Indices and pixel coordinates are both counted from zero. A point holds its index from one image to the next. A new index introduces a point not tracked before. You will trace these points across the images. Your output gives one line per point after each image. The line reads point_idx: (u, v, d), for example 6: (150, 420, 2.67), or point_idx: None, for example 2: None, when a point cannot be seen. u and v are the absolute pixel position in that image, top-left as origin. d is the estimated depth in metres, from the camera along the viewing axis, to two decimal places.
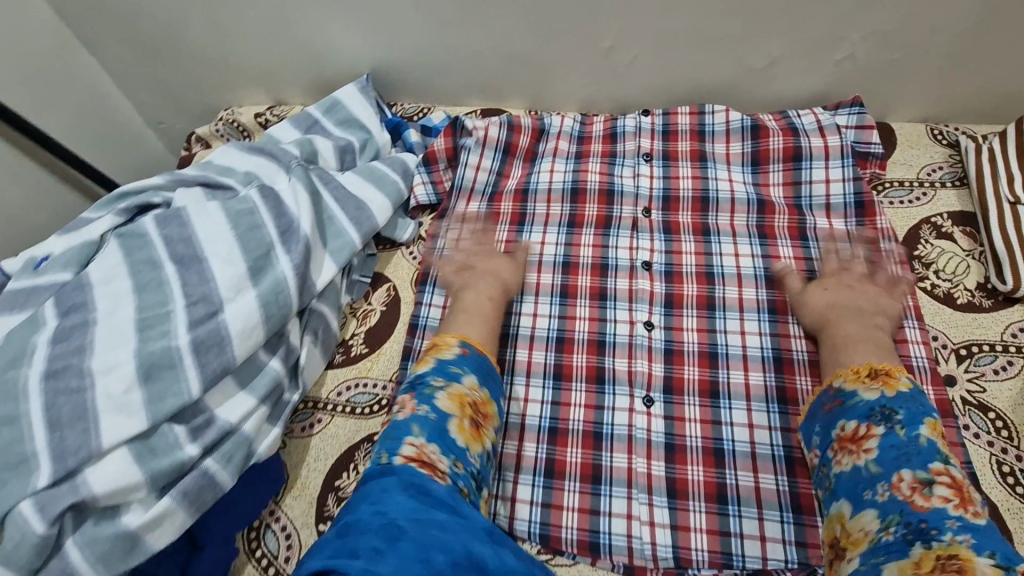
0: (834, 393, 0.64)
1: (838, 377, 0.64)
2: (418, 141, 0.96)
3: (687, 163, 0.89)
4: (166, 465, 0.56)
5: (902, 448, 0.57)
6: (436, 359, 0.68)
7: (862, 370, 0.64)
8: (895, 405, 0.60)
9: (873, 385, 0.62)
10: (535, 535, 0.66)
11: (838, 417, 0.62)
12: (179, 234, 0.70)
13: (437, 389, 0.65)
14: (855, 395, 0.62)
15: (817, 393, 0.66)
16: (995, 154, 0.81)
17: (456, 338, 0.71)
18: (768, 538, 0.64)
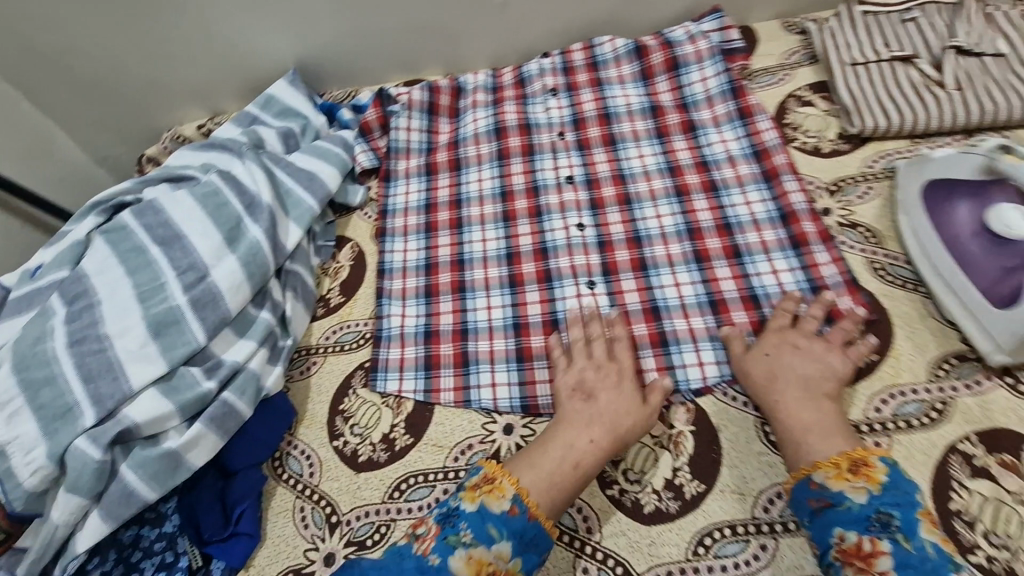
0: (818, 490, 0.61)
1: (818, 472, 0.62)
2: (351, 118, 1.06)
3: (588, 89, 1.02)
4: (191, 398, 0.67)
5: (920, 568, 0.54)
6: (481, 504, 0.63)
7: (842, 464, 0.62)
8: (889, 506, 0.58)
9: (857, 483, 0.60)
10: (518, 407, 0.77)
11: (833, 523, 0.59)
12: (156, 222, 0.79)
13: (460, 543, 0.60)
14: (844, 497, 0.60)
15: (796, 482, 0.63)
16: (836, 31, 0.97)
17: (513, 486, 0.64)
18: (705, 364, 0.76)
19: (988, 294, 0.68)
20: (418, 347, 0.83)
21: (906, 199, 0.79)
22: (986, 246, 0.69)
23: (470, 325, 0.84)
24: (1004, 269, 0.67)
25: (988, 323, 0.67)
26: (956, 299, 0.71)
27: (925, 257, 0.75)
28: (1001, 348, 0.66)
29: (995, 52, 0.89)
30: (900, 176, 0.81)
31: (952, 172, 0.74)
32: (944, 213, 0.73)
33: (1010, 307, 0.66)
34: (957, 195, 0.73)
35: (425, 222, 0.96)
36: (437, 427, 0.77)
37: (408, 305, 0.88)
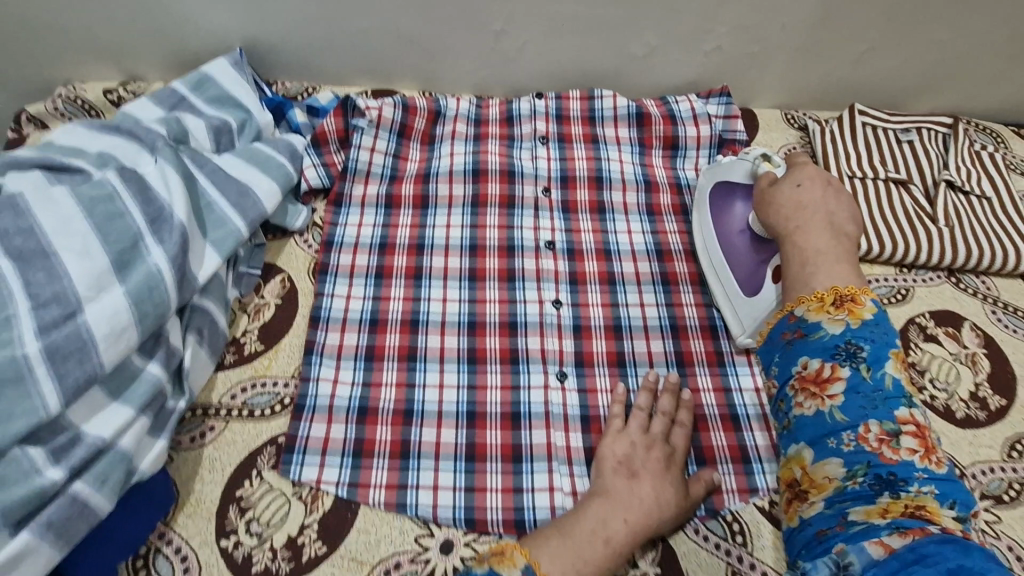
0: (795, 323, 0.65)
1: (800, 306, 0.65)
2: (304, 121, 0.90)
3: (581, 145, 0.92)
4: (22, 496, 0.49)
5: (869, 396, 0.58)
6: (490, 568, 0.56)
7: (827, 298, 0.64)
8: (860, 338, 0.61)
9: (838, 315, 0.62)
10: (462, 519, 0.64)
11: (800, 352, 0.63)
12: (14, 227, 0.59)
13: None
14: (819, 328, 0.63)
15: (780, 318, 0.67)
16: (835, 136, 0.94)
17: (524, 556, 0.57)
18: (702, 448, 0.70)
19: (740, 280, 0.76)
20: (348, 428, 0.69)
21: (700, 197, 0.85)
22: (748, 239, 0.77)
23: (415, 406, 0.71)
24: (755, 262, 0.75)
25: (738, 309, 0.76)
26: (720, 286, 0.78)
27: (703, 244, 0.82)
28: (745, 332, 0.74)
29: (981, 193, 0.89)
30: (698, 177, 0.88)
31: (732, 173, 0.82)
32: (722, 210, 0.81)
33: (754, 293, 0.74)
34: (734, 193, 0.81)
35: (376, 265, 0.81)
36: (359, 535, 0.63)
37: (342, 367, 0.73)
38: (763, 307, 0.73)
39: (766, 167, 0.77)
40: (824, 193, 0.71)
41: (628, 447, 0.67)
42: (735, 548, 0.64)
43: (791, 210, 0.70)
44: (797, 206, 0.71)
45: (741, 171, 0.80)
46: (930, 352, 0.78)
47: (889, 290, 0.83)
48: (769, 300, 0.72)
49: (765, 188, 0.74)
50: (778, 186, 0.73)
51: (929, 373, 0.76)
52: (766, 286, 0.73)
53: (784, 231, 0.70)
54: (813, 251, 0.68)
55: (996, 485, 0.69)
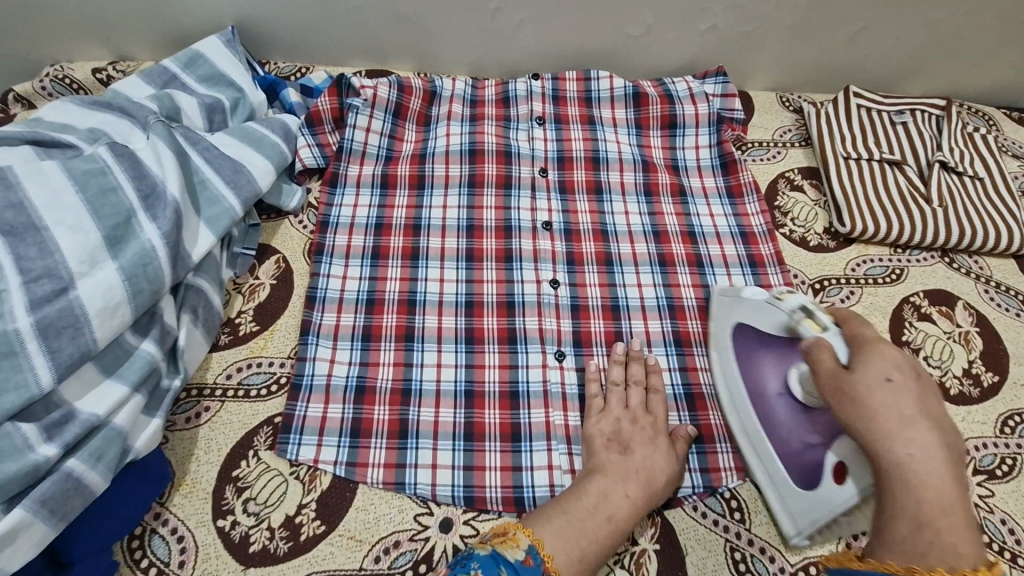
0: None
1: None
2: (298, 101, 0.89)
3: (578, 125, 0.92)
4: (17, 471, 0.49)
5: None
6: (494, 549, 0.55)
7: None
8: None
9: None
10: (461, 498, 0.64)
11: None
12: (4, 201, 0.58)
13: None
14: None
15: (871, 570, 0.46)
16: (831, 117, 0.94)
17: (527, 536, 0.57)
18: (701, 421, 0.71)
19: (788, 465, 0.63)
20: (346, 407, 0.68)
21: (719, 337, 0.73)
22: (791, 411, 0.64)
23: (413, 385, 0.70)
24: (804, 443, 0.63)
25: (789, 501, 0.63)
26: (760, 463, 0.66)
27: (735, 410, 0.69)
28: (800, 530, 0.62)
29: (975, 174, 0.89)
30: (714, 308, 0.75)
31: (761, 321, 0.68)
32: (753, 370, 0.68)
33: (809, 486, 0.61)
34: (765, 348, 0.68)
35: (372, 246, 0.80)
36: (358, 513, 0.62)
37: (339, 347, 0.72)
38: (822, 507, 0.59)
39: (809, 330, 0.61)
40: (920, 391, 0.49)
41: (614, 424, 0.67)
42: (733, 524, 0.65)
43: (895, 427, 0.47)
44: (901, 423, 0.47)
45: (773, 322, 0.66)
46: (925, 331, 0.79)
47: (883, 270, 0.84)
48: (827, 501, 0.59)
49: (839, 374, 0.53)
50: (857, 375, 0.51)
51: (923, 351, 0.77)
52: (822, 481, 0.60)
53: (880, 455, 0.47)
54: (932, 504, 0.44)
55: (988, 460, 0.70)
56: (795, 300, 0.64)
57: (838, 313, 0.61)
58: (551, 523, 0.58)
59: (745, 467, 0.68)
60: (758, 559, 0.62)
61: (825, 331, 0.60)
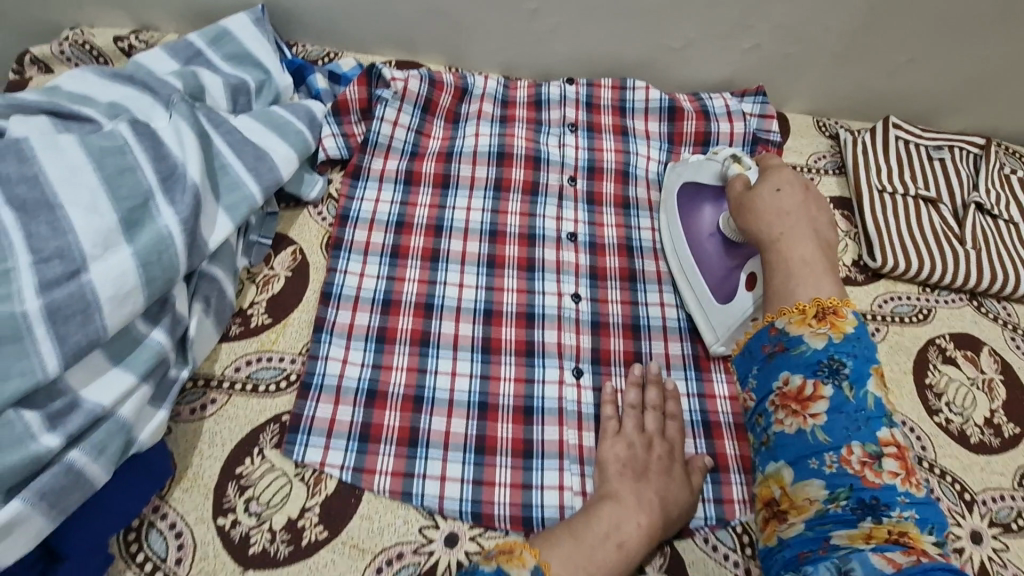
0: (777, 336, 0.61)
1: (781, 318, 0.61)
2: (326, 88, 0.86)
3: (610, 135, 0.90)
4: (16, 461, 0.46)
5: (852, 416, 0.55)
6: (500, 566, 0.52)
7: (808, 310, 0.59)
8: (843, 354, 0.57)
9: (820, 329, 0.58)
10: (468, 513, 0.62)
11: (780, 367, 0.59)
12: (17, 173, 0.55)
13: None
14: (800, 341, 0.59)
15: (759, 328, 0.63)
16: (867, 147, 0.92)
17: (534, 557, 0.54)
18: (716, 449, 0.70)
19: (712, 287, 0.74)
20: (356, 410, 0.66)
21: (666, 198, 0.83)
22: (718, 247, 0.75)
23: (425, 392, 0.68)
24: (725, 269, 0.74)
25: (711, 316, 0.74)
26: (689, 289, 0.77)
27: (674, 249, 0.80)
28: (718, 339, 0.73)
29: (1009, 218, 0.88)
30: (664, 177, 0.86)
31: (699, 175, 0.80)
32: (691, 213, 0.79)
33: (726, 301, 0.73)
34: (702, 196, 0.79)
35: (392, 244, 0.78)
36: (362, 522, 0.61)
37: (353, 347, 0.70)
38: (734, 314, 0.71)
39: (735, 170, 0.74)
40: (804, 197, 0.68)
41: (628, 449, 0.65)
42: (743, 560, 0.63)
43: (776, 219, 0.66)
44: (780, 215, 0.66)
45: (709, 172, 0.79)
46: (948, 375, 0.77)
47: (910, 309, 0.82)
48: (740, 308, 0.71)
49: (741, 193, 0.71)
50: (756, 190, 0.70)
51: (946, 396, 0.76)
52: (737, 294, 0.72)
53: (769, 240, 0.66)
54: (797, 261, 0.63)
55: (1005, 513, 0.68)
56: (728, 151, 0.78)
57: (759, 157, 0.75)
58: (562, 544, 0.55)
59: (678, 299, 0.79)
60: None
61: (748, 170, 0.73)
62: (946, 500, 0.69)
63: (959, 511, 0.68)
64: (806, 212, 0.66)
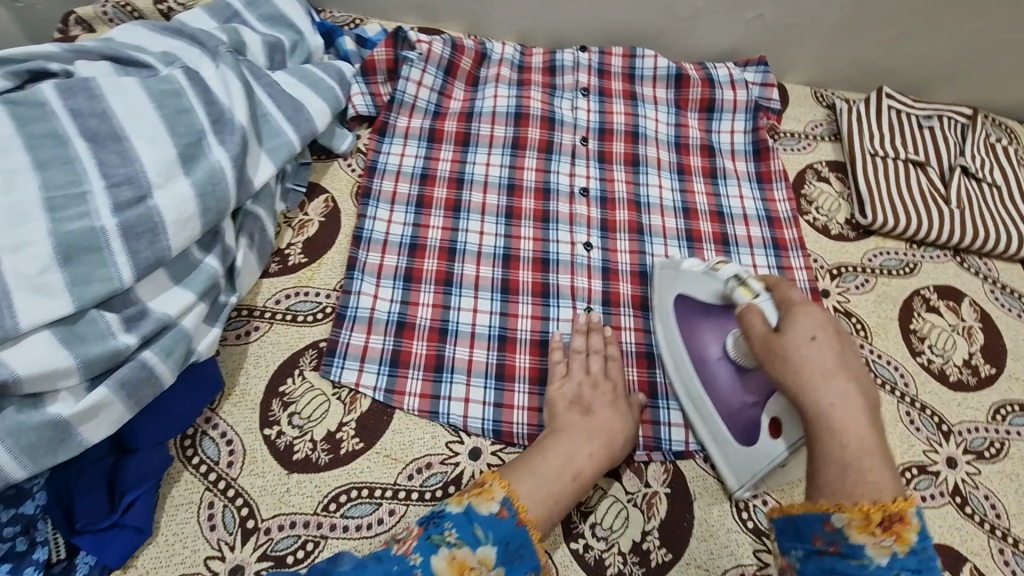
0: (832, 534, 0.49)
1: (838, 517, 0.48)
2: (354, 50, 0.91)
3: (620, 100, 0.95)
4: (99, 354, 0.53)
5: None
6: (469, 504, 0.57)
7: (874, 516, 0.47)
8: (906, 573, 0.46)
9: (883, 540, 0.47)
10: (490, 431, 0.69)
11: (834, 569, 0.49)
12: (89, 108, 0.61)
13: (444, 543, 0.54)
14: (860, 552, 0.48)
15: (808, 512, 0.51)
16: (861, 114, 0.97)
17: (503, 490, 0.58)
18: None
19: (731, 425, 0.67)
20: (387, 339, 0.72)
21: (662, 308, 0.76)
22: (731, 375, 0.68)
23: (450, 326, 0.74)
24: (743, 402, 0.66)
25: (733, 457, 0.67)
26: (706, 426, 0.70)
27: (681, 376, 0.72)
28: (743, 484, 0.66)
29: (993, 181, 0.94)
30: (655, 284, 0.78)
31: (696, 291, 0.71)
32: (696, 340, 0.71)
33: (750, 443, 0.65)
34: (706, 318, 0.71)
35: (417, 194, 0.84)
36: (394, 435, 0.67)
37: (382, 285, 0.76)
38: (760, 462, 0.63)
39: (742, 297, 0.63)
40: (842, 350, 0.54)
41: None
42: None
43: (817, 379, 0.52)
44: (819, 375, 0.52)
45: (708, 291, 0.69)
46: (931, 322, 0.83)
47: (898, 263, 0.88)
48: (764, 457, 0.63)
49: (765, 339, 0.57)
50: (785, 337, 0.56)
51: (928, 340, 0.82)
52: (760, 438, 0.64)
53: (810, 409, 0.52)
54: (854, 443, 0.50)
55: (979, 442, 0.75)
56: (729, 270, 0.67)
57: (766, 278, 0.64)
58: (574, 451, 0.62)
59: (693, 433, 0.71)
60: (759, 508, 0.68)
61: (756, 297, 0.62)
62: (925, 430, 0.75)
63: (937, 440, 0.74)
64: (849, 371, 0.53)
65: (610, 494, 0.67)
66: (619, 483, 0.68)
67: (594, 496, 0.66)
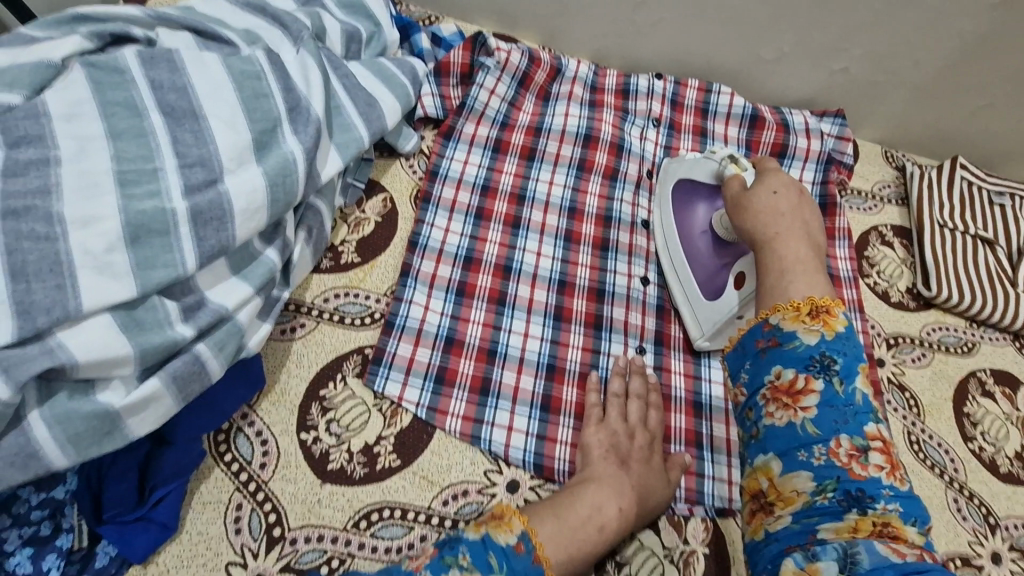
0: (770, 331, 0.54)
1: (777, 315, 0.54)
2: (428, 49, 0.89)
3: (689, 136, 0.93)
4: (157, 345, 0.51)
5: (843, 410, 0.48)
6: (486, 532, 0.51)
7: (804, 307, 0.53)
8: (834, 351, 0.50)
9: (813, 326, 0.52)
10: (530, 464, 0.66)
11: (772, 362, 0.53)
12: (169, 82, 0.59)
13: (456, 566, 0.47)
14: (794, 337, 0.52)
15: (753, 325, 0.56)
16: (933, 182, 0.95)
17: (522, 523, 0.52)
18: None
19: (703, 284, 0.76)
20: (434, 353, 0.70)
21: (661, 193, 0.84)
22: (710, 244, 0.76)
23: (499, 347, 0.72)
24: (717, 265, 0.75)
25: (699, 311, 0.76)
26: (680, 287, 0.78)
27: (667, 249, 0.81)
28: (704, 334, 0.75)
29: None
30: (660, 173, 0.87)
31: (695, 173, 0.80)
32: (686, 212, 0.79)
33: (714, 299, 0.74)
34: (699, 195, 0.79)
35: (477, 206, 0.81)
36: (432, 457, 0.65)
37: (433, 296, 0.73)
38: (722, 310, 0.72)
39: (731, 170, 0.73)
40: (799, 199, 0.63)
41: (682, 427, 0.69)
42: None
43: (769, 215, 0.62)
44: (774, 214, 0.62)
45: (705, 170, 0.78)
46: (985, 408, 0.81)
47: (956, 341, 0.86)
48: (726, 305, 0.72)
49: (737, 193, 0.67)
50: (752, 190, 0.66)
51: (981, 426, 0.79)
52: (726, 291, 0.73)
53: (763, 240, 0.61)
54: (791, 261, 0.58)
55: None
56: (726, 151, 0.77)
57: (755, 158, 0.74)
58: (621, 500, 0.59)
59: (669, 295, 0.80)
60: None
61: (744, 170, 0.73)
62: (972, 520, 0.72)
63: (983, 532, 0.72)
64: (799, 214, 0.62)
65: (647, 546, 0.64)
66: (657, 537, 0.65)
67: (630, 548, 0.64)
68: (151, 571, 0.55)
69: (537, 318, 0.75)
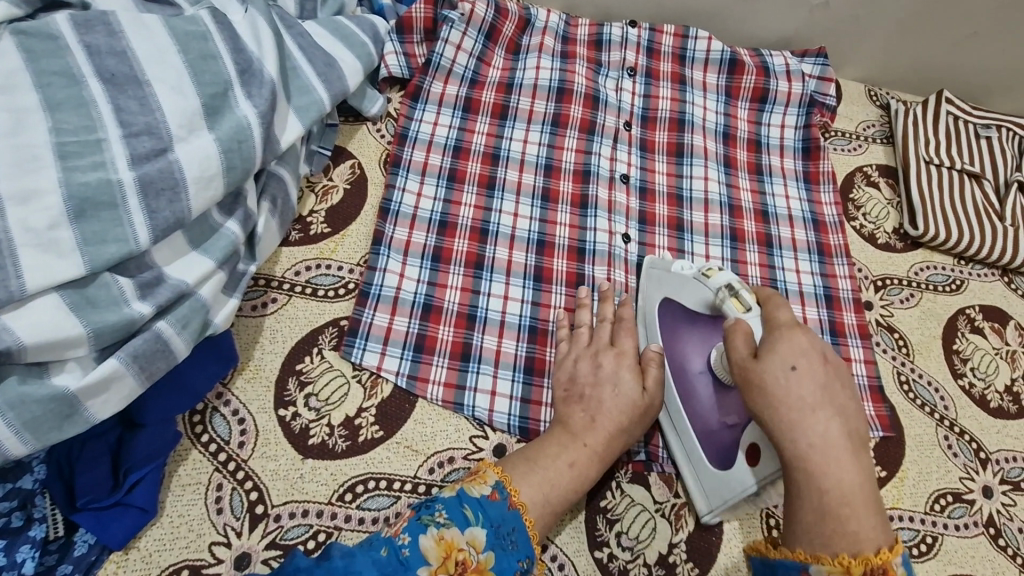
0: None
1: (816, 565, 0.44)
2: (389, 4, 0.84)
3: (668, 84, 0.90)
4: (112, 323, 0.49)
5: None
6: (459, 487, 0.53)
7: (854, 567, 0.43)
8: None
9: None
10: (516, 428, 0.65)
11: None
12: (106, 46, 0.55)
13: (433, 522, 0.50)
14: None
15: (786, 556, 0.47)
16: (918, 119, 0.92)
17: (494, 473, 0.55)
18: None
19: (705, 445, 0.63)
20: (412, 322, 0.68)
21: (647, 309, 0.71)
22: (709, 390, 0.63)
23: (478, 312, 0.70)
24: (721, 422, 0.61)
25: (704, 478, 0.63)
26: (680, 445, 0.65)
27: None
28: (713, 508, 0.62)
29: None
30: (642, 283, 0.74)
31: (686, 296, 0.66)
32: (677, 349, 0.66)
33: (721, 464, 0.61)
34: (690, 326, 0.65)
35: (449, 167, 0.78)
36: (415, 426, 0.64)
37: (409, 263, 0.71)
38: (733, 486, 0.59)
39: (732, 310, 0.60)
40: (825, 376, 0.48)
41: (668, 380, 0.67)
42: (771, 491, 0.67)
43: (797, 414, 0.47)
44: (801, 407, 0.47)
45: (697, 297, 0.65)
46: (975, 343, 0.80)
47: (944, 279, 0.85)
48: (738, 482, 0.59)
49: (742, 360, 0.52)
50: (764, 361, 0.50)
51: (971, 362, 0.79)
52: (734, 459, 0.60)
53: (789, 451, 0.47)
54: (834, 491, 0.44)
55: (1016, 472, 0.72)
56: (722, 277, 0.63)
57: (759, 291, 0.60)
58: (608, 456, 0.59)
59: (663, 440, 0.67)
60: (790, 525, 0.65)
61: (747, 311, 0.59)
62: (963, 456, 0.72)
63: (974, 467, 0.72)
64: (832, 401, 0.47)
65: (637, 501, 0.64)
66: (647, 491, 0.64)
67: (620, 504, 0.63)
68: (132, 557, 0.54)
69: (517, 281, 0.73)
